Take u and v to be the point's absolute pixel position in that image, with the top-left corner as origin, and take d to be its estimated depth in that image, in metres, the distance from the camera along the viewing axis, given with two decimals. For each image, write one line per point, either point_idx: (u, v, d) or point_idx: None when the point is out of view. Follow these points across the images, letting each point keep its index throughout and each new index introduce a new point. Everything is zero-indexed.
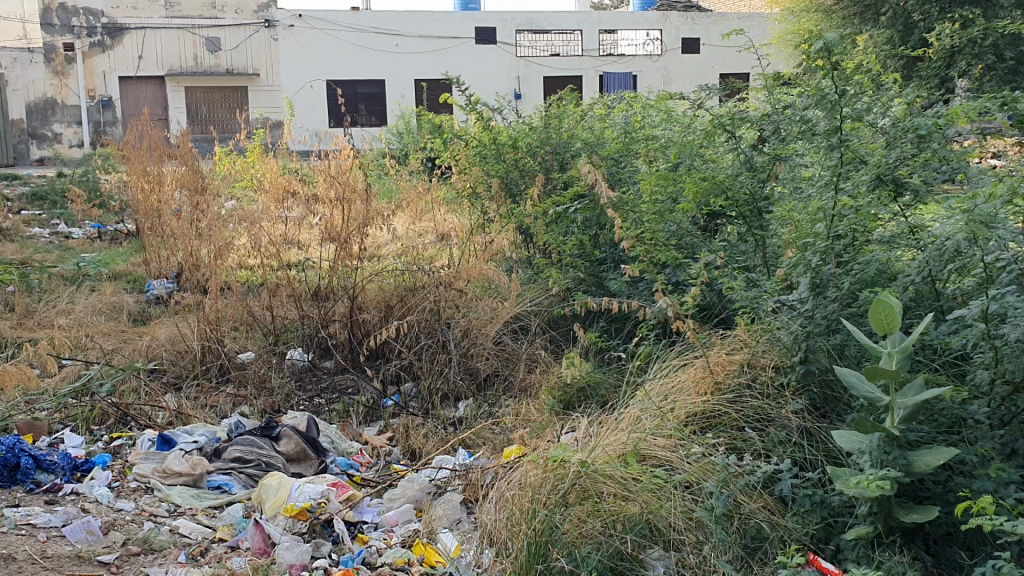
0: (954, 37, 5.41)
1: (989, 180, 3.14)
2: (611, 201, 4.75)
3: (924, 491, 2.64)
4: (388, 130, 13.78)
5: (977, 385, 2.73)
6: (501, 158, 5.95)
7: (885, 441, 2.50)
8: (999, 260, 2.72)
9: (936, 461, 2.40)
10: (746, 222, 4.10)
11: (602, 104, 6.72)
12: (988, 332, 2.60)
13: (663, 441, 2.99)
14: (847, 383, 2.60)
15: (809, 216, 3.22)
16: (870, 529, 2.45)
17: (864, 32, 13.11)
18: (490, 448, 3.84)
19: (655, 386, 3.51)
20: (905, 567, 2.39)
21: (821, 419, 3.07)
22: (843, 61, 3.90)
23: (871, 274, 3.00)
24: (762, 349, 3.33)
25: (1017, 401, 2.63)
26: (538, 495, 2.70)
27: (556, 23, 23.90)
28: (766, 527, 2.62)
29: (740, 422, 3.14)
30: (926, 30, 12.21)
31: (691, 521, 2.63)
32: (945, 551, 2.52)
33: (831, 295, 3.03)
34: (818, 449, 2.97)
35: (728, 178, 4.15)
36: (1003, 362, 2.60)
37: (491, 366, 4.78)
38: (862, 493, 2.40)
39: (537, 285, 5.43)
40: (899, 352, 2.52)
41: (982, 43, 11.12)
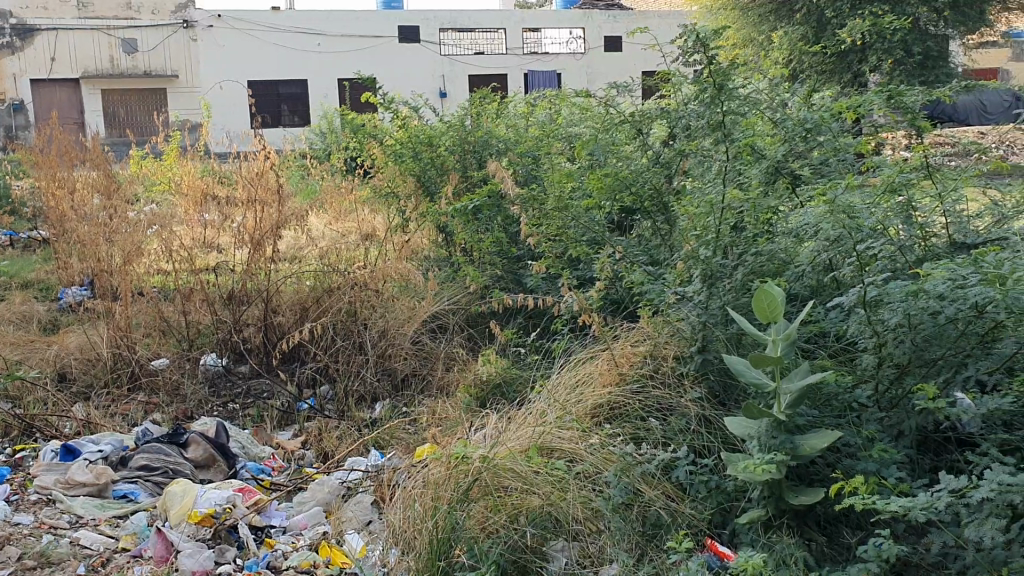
0: (858, 33, 5.56)
1: (876, 174, 3.30)
2: (524, 198, 4.78)
3: (814, 473, 2.74)
4: (312, 131, 13.65)
5: (864, 370, 2.85)
6: (417, 156, 5.93)
7: (773, 426, 2.59)
8: (870, 248, 2.89)
9: (820, 444, 2.50)
10: (654, 216, 4.19)
11: (521, 103, 6.77)
12: (869, 318, 2.73)
13: (567, 433, 3.04)
14: (736, 370, 2.69)
15: (703, 208, 3.34)
16: (762, 512, 2.54)
17: (780, 29, 13.42)
18: (403, 447, 3.84)
19: (562, 378, 3.56)
20: (794, 548, 2.47)
21: (719, 407, 3.15)
22: (741, 59, 4.03)
23: (763, 264, 3.19)
24: (664, 340, 3.42)
25: (901, 383, 2.75)
26: (440, 493, 2.72)
27: (480, 21, 23.95)
28: (664, 515, 2.69)
29: (643, 412, 3.20)
30: (838, 27, 12.59)
31: (590, 510, 2.70)
32: (835, 531, 2.62)
33: (726, 285, 3.18)
34: (717, 435, 3.04)
35: (632, 174, 4.23)
36: (886, 346, 2.73)
37: (409, 366, 4.74)
38: (750, 478, 2.48)
39: (455, 283, 5.40)
40: (783, 340, 2.62)
41: (890, 39, 11.48)
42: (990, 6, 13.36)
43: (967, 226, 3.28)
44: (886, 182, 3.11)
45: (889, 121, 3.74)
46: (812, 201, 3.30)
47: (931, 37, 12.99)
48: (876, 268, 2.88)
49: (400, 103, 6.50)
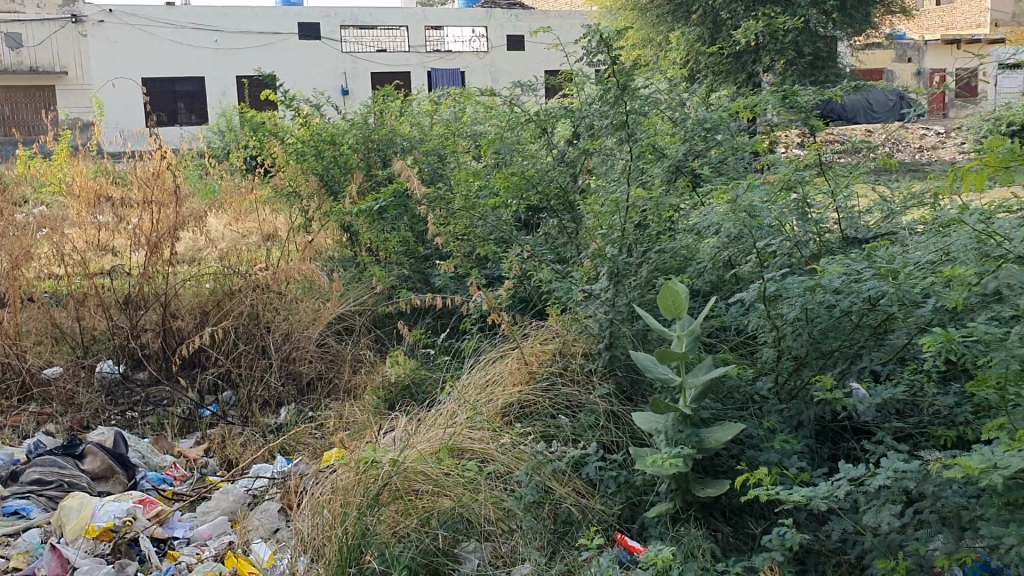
0: (752, 34, 5.71)
1: (774, 172, 3.39)
2: (431, 198, 4.76)
3: (719, 465, 2.79)
4: (209, 129, 13.31)
5: (764, 362, 2.92)
6: (320, 155, 5.84)
7: (679, 420, 2.64)
8: (770, 245, 2.98)
9: (725, 437, 2.55)
10: (561, 215, 4.22)
11: (425, 101, 6.72)
12: (769, 312, 2.80)
13: (478, 434, 3.03)
14: (643, 366, 2.72)
15: (607, 206, 3.39)
16: (670, 506, 2.58)
17: (678, 30, 13.69)
18: (310, 453, 3.77)
19: (471, 378, 3.55)
20: (702, 541, 2.52)
21: (627, 403, 3.19)
22: (642, 59, 4.08)
23: (667, 261, 3.24)
24: (573, 338, 3.45)
25: (800, 374, 2.83)
26: (350, 499, 2.68)
27: (382, 19, 23.78)
28: (575, 511, 2.71)
29: (553, 410, 3.21)
30: (733, 28, 12.92)
31: (501, 510, 2.70)
32: (740, 521, 2.69)
33: (631, 282, 3.23)
34: (625, 431, 3.07)
35: (538, 172, 4.23)
36: (785, 339, 2.80)
37: (314, 370, 4.67)
38: (658, 472, 2.51)
39: (361, 284, 5.34)
40: (688, 335, 2.66)
41: (782, 40, 11.84)
42: (875, 8, 13.90)
43: (859, 222, 3.40)
44: (783, 179, 3.20)
45: (784, 120, 3.85)
46: (713, 199, 3.37)
47: (821, 39, 13.43)
48: (775, 264, 2.95)
49: (301, 101, 6.37)
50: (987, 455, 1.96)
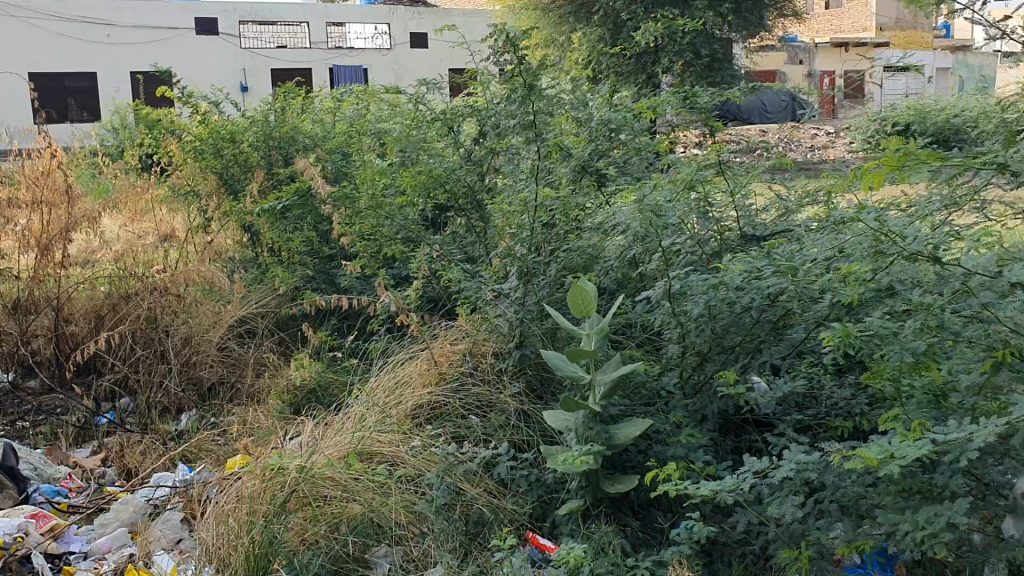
0: (652, 36, 5.79)
1: (676, 171, 3.44)
2: (336, 197, 4.68)
3: (627, 461, 2.83)
4: (101, 127, 12.83)
5: (669, 358, 2.97)
6: (219, 153, 5.65)
7: (589, 418, 2.65)
8: (673, 245, 3.05)
9: (633, 433, 2.58)
10: (467, 214, 4.21)
11: (327, 98, 6.62)
12: (675, 309, 2.85)
13: (387, 437, 3.00)
14: (553, 365, 2.73)
15: (517, 206, 3.43)
16: (580, 503, 2.60)
17: (579, 30, 13.81)
18: (213, 460, 3.67)
19: (380, 380, 3.51)
20: (612, 536, 2.54)
21: (537, 401, 3.20)
22: (547, 58, 4.09)
23: (575, 260, 3.30)
24: (482, 337, 3.45)
25: (704, 369, 2.88)
26: (256, 507, 2.63)
27: (282, 14, 23.44)
28: (486, 512, 2.71)
29: (463, 410, 3.20)
30: (633, 29, 13.12)
31: (412, 514, 2.68)
32: (649, 515, 2.72)
33: (540, 281, 3.27)
34: (535, 430, 3.08)
35: (445, 172, 4.17)
36: (690, 335, 2.84)
37: (216, 374, 4.54)
38: (569, 470, 2.53)
39: (263, 285, 5.22)
40: (597, 333, 2.68)
41: (680, 42, 12.06)
42: (768, 11, 14.30)
43: (759, 219, 3.48)
44: (685, 178, 3.25)
45: (685, 120, 3.93)
46: (619, 199, 3.41)
47: (718, 41, 13.73)
48: (680, 262, 3.00)
49: (198, 97, 6.19)
50: (884, 446, 2.00)
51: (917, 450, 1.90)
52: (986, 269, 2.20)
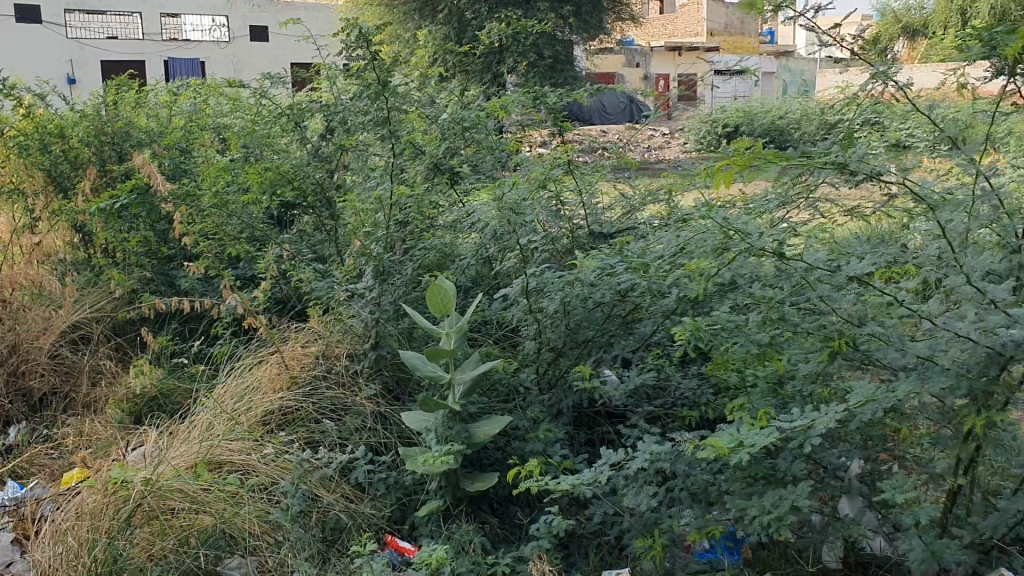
0: (497, 35, 5.83)
1: (529, 171, 3.47)
2: (177, 195, 4.47)
3: (486, 458, 2.83)
4: None
5: (526, 355, 2.99)
6: (46, 149, 5.24)
7: (448, 417, 2.65)
8: (530, 242, 3.09)
9: (493, 431, 2.59)
10: (317, 212, 4.12)
11: (163, 92, 6.33)
12: (531, 306, 2.87)
13: (237, 444, 2.89)
14: (411, 365, 2.69)
15: (371, 205, 3.40)
16: (440, 503, 2.58)
17: (425, 27, 13.76)
18: (46, 475, 3.44)
19: (228, 386, 3.38)
20: (472, 535, 2.54)
21: (393, 402, 3.16)
22: (398, 54, 4.04)
23: (430, 259, 3.31)
24: (335, 339, 3.37)
25: (559, 364, 2.93)
26: (97, 524, 2.49)
27: (112, 3, 22.20)
28: (344, 517, 2.66)
29: (317, 414, 3.11)
30: (478, 29, 13.19)
31: (267, 524, 2.58)
32: (507, 511, 2.74)
33: (396, 280, 3.24)
34: (392, 431, 3.04)
35: (293, 168, 4.02)
36: (545, 332, 2.89)
37: (47, 384, 4.26)
38: (429, 471, 2.51)
39: (97, 288, 4.93)
40: (456, 332, 2.68)
41: (524, 43, 12.22)
42: (607, 15, 14.68)
43: (605, 217, 3.58)
44: (538, 177, 3.28)
45: (534, 120, 3.99)
46: (474, 198, 3.42)
47: (561, 43, 13.97)
48: (536, 260, 3.06)
49: (20, 89, 5.78)
50: (733, 433, 2.04)
51: (765, 438, 1.96)
52: (824, 263, 2.30)
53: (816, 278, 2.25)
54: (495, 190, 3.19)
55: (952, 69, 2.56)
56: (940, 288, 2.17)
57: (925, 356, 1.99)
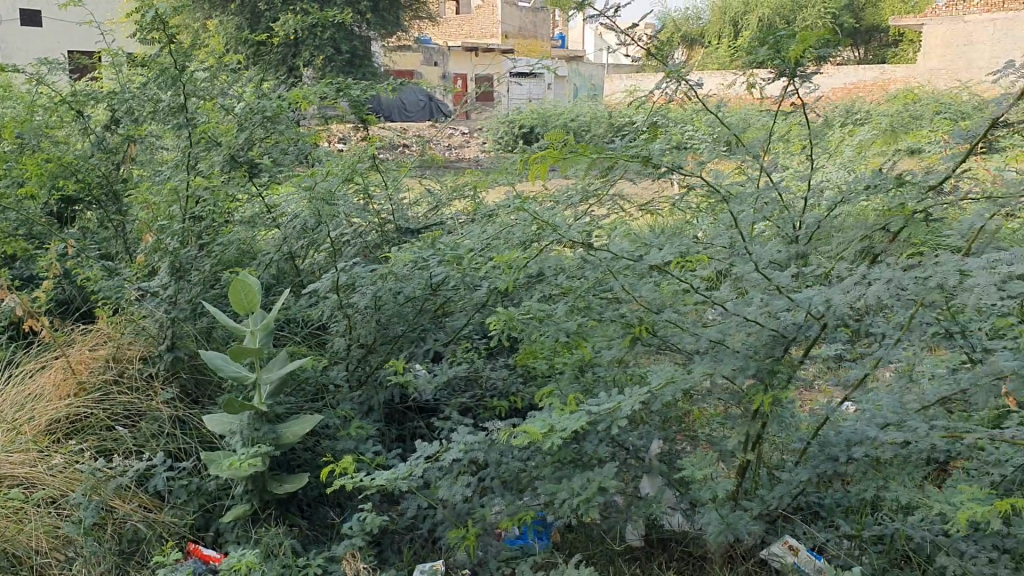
0: (293, 28, 5.68)
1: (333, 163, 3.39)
2: None
3: (294, 459, 2.75)
4: None
5: (335, 352, 2.93)
6: None
7: (255, 418, 2.56)
8: (343, 235, 3.14)
9: (302, 431, 2.54)
10: (102, 207, 3.85)
11: None
12: (342, 302, 2.81)
13: (18, 457, 2.69)
14: (214, 366, 2.57)
15: (165, 198, 3.24)
16: (247, 507, 2.49)
17: (214, 17, 13.20)
18: None
19: (6, 395, 3.12)
20: (282, 538, 2.46)
21: (193, 406, 3.01)
22: (192, 40, 3.86)
23: (231, 255, 3.20)
24: (127, 341, 3.16)
25: (369, 361, 2.93)
26: None
27: None
28: (142, 528, 2.52)
29: (109, 422, 2.91)
30: (272, 21, 12.80)
31: (56, 539, 2.45)
32: (317, 512, 2.69)
33: (194, 278, 3.11)
34: (193, 436, 2.90)
35: (76, 159, 3.83)
36: (356, 328, 2.86)
37: None
38: (235, 475, 2.42)
39: None
40: (261, 330, 2.61)
41: (320, 37, 11.97)
42: (404, 12, 14.64)
43: (408, 212, 3.62)
44: (348, 167, 3.26)
45: (336, 112, 3.94)
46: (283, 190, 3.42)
47: (358, 38, 13.78)
48: (348, 254, 3.14)
49: None
50: (544, 420, 2.05)
51: (577, 422, 1.98)
52: (630, 253, 2.28)
53: (620, 268, 2.30)
54: (304, 179, 3.14)
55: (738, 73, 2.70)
56: (730, 277, 2.29)
57: (717, 339, 2.11)
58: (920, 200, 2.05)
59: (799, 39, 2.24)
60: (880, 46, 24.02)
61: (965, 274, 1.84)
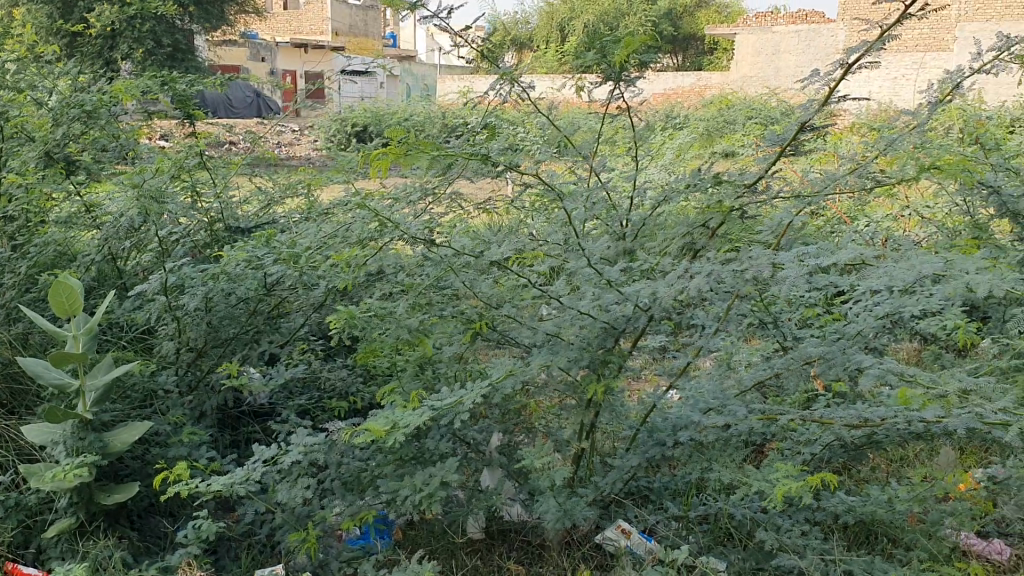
0: (110, 18, 5.40)
1: (159, 161, 3.27)
2: None
3: (121, 468, 2.63)
4: None
5: (164, 356, 2.83)
6: None
7: (79, 427, 2.45)
8: (171, 233, 3.03)
9: (131, 438, 2.44)
10: None
11: None
12: (171, 304, 2.72)
13: None
14: (32, 372, 2.43)
15: None
16: (72, 521, 2.37)
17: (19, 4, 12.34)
18: None
19: None
20: (111, 550, 2.36)
21: (8, 417, 2.84)
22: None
23: (47, 257, 3.02)
24: None
25: (201, 366, 2.86)
26: None
27: None
28: None
29: None
30: (84, 11, 12.09)
31: None
32: (148, 523, 2.60)
33: (8, 281, 2.98)
34: (9, 449, 2.72)
35: None
36: (186, 331, 2.78)
37: None
38: (59, 487, 2.29)
39: None
40: (85, 334, 2.50)
41: (137, 29, 11.41)
42: (229, 6, 14.17)
43: (239, 211, 3.54)
44: (176, 163, 3.18)
45: (160, 108, 3.78)
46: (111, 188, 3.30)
47: (179, 31, 13.21)
48: (178, 253, 3.02)
49: None
50: (387, 416, 2.05)
51: (420, 418, 1.97)
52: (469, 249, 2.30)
53: (460, 264, 2.33)
54: (130, 176, 3.02)
55: (567, 76, 2.79)
56: (564, 273, 2.37)
57: (553, 332, 2.18)
58: (735, 198, 2.19)
59: (623, 44, 2.30)
60: (697, 54, 25.19)
61: (776, 266, 1.99)
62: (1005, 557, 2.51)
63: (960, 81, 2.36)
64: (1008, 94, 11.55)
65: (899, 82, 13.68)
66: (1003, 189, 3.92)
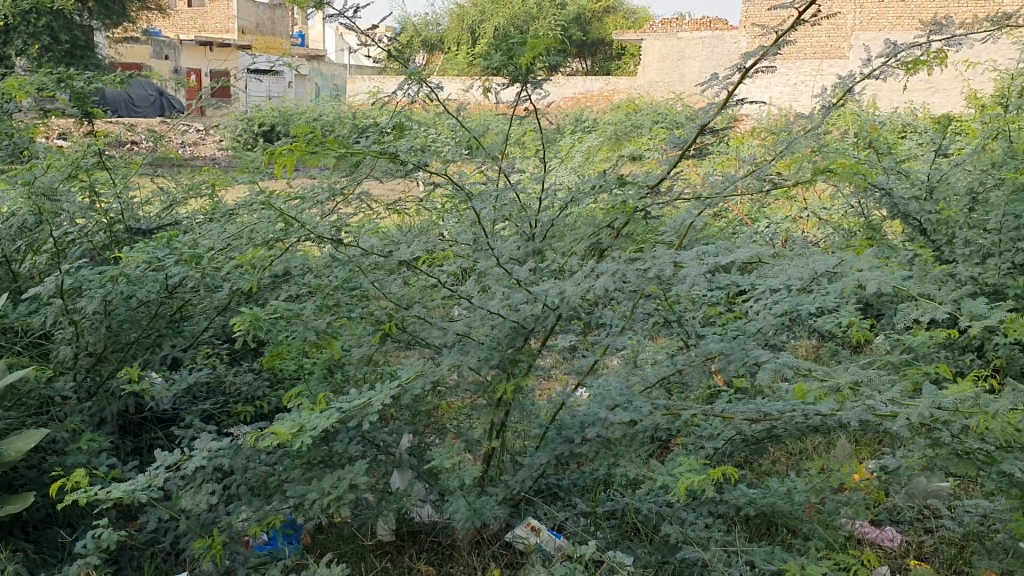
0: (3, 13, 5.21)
1: (55, 160, 3.16)
2: None
3: (15, 478, 2.53)
4: None
5: (61, 361, 2.73)
6: None
7: None
8: (67, 233, 2.94)
9: (26, 446, 2.35)
10: None
11: None
12: (67, 307, 2.64)
13: None
14: None
15: None
16: None
17: None
18: None
19: None
20: (5, 563, 2.27)
21: None
22: None
23: None
24: None
25: (101, 371, 2.77)
26: None
27: None
28: None
29: None
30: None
31: None
32: (45, 534, 2.51)
33: None
34: None
35: None
36: (84, 335, 2.70)
37: None
38: None
39: None
40: None
41: (33, 24, 11.00)
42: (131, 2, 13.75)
43: (141, 212, 3.45)
44: (72, 161, 3.08)
45: (57, 105, 3.66)
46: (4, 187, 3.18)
47: (77, 27, 12.77)
48: (74, 254, 2.93)
49: None
50: (293, 419, 2.02)
51: (327, 420, 1.95)
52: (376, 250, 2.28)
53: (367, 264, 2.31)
54: (21, 174, 2.91)
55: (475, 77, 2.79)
56: (473, 273, 2.37)
57: (463, 332, 2.19)
58: (639, 198, 2.23)
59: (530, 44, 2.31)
60: (605, 57, 25.46)
61: (678, 265, 2.03)
62: (896, 545, 2.61)
63: (851, 86, 2.45)
64: (901, 100, 12.01)
65: (799, 88, 14.08)
66: (894, 191, 4.08)
